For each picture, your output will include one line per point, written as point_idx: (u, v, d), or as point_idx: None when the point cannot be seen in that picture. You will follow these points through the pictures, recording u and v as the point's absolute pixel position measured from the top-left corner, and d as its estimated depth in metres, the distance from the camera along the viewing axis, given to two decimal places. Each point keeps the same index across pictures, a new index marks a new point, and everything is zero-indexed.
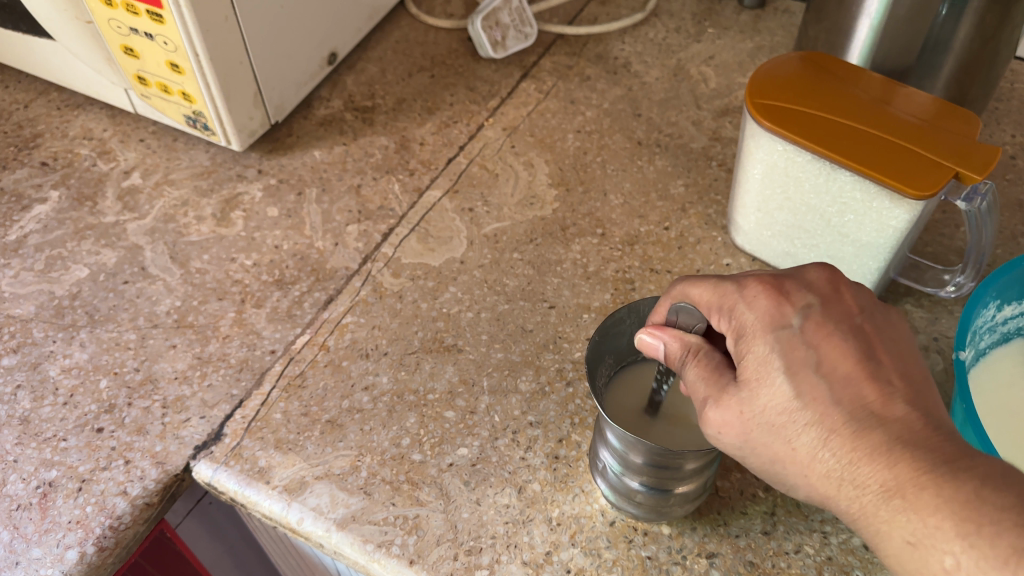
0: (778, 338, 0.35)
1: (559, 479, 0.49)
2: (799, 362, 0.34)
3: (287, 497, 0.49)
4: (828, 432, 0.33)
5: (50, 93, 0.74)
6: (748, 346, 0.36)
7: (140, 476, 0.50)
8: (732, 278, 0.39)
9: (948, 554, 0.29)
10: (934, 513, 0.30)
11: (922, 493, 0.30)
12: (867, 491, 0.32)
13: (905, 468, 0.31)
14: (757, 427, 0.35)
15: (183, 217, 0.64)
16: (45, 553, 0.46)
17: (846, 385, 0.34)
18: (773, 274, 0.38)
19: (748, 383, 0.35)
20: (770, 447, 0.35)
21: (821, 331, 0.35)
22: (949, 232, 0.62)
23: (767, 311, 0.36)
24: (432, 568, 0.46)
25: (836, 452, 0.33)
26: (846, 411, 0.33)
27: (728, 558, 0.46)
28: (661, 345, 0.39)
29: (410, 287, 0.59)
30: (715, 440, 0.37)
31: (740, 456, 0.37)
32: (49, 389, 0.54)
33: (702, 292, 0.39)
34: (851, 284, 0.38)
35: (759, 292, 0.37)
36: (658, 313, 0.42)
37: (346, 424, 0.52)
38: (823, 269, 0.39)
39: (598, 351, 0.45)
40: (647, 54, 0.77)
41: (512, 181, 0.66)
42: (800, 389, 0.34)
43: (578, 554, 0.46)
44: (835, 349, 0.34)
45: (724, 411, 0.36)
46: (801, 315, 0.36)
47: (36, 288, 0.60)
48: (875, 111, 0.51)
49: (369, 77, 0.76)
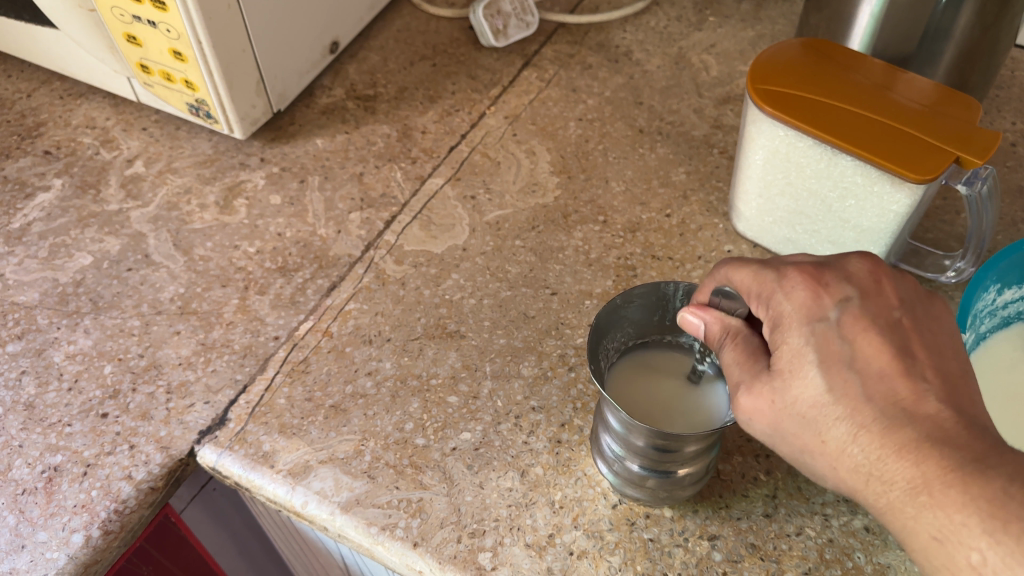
0: (814, 331, 0.36)
1: (562, 463, 0.50)
2: (834, 356, 0.35)
3: (291, 481, 0.49)
4: (859, 427, 0.33)
5: (52, 83, 0.74)
6: (783, 336, 0.37)
7: (145, 461, 0.50)
8: (773, 266, 0.39)
9: (975, 550, 0.30)
10: (960, 510, 0.30)
11: (949, 490, 0.31)
12: (894, 487, 0.32)
13: (932, 465, 0.31)
14: (788, 417, 0.36)
15: (186, 205, 0.64)
16: (50, 537, 0.47)
17: (880, 381, 0.34)
18: (814, 265, 0.38)
19: (780, 373, 0.36)
20: (801, 438, 0.36)
21: (857, 324, 0.35)
22: (950, 218, 0.62)
23: (805, 302, 0.37)
24: (435, 550, 0.46)
25: (865, 447, 0.33)
26: (878, 407, 0.34)
27: (730, 540, 0.47)
28: (701, 323, 0.40)
29: (412, 274, 0.60)
30: (746, 426, 0.38)
31: (770, 443, 0.38)
32: (53, 374, 0.54)
33: (743, 277, 0.40)
34: (893, 276, 0.38)
35: (798, 282, 0.37)
36: (704, 294, 0.43)
37: (349, 410, 0.52)
38: (864, 259, 0.39)
39: (615, 316, 0.45)
40: (648, 42, 0.77)
41: (514, 169, 0.67)
42: (832, 383, 0.34)
43: (580, 536, 0.47)
44: (871, 345, 0.35)
45: (756, 398, 0.36)
46: (838, 308, 0.36)
47: (40, 276, 0.60)
48: (877, 97, 0.52)
49: (370, 66, 0.76)
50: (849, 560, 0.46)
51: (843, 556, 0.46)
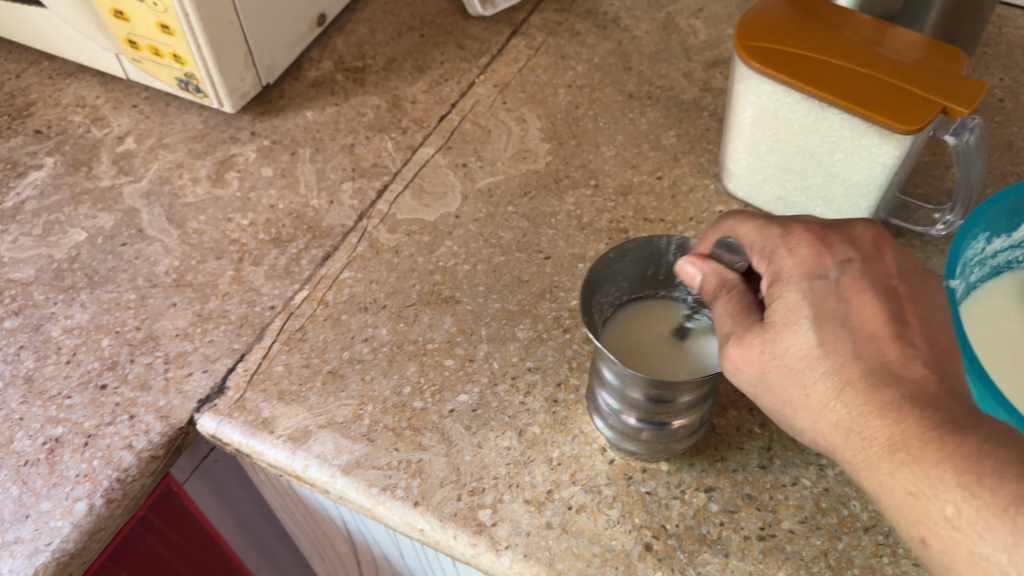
0: (813, 288, 0.36)
1: (558, 422, 0.50)
2: (829, 312, 0.35)
3: (291, 446, 0.50)
4: (844, 383, 0.34)
5: (41, 63, 0.74)
6: (780, 291, 0.37)
7: (145, 430, 0.50)
8: (778, 223, 0.40)
9: (950, 503, 0.31)
10: (937, 466, 0.31)
11: (926, 448, 0.32)
12: (874, 444, 0.33)
13: (911, 424, 0.32)
14: (775, 368, 0.36)
15: (178, 179, 0.64)
16: (54, 506, 0.48)
17: (870, 341, 0.35)
18: (820, 225, 0.39)
19: (772, 326, 0.36)
20: (784, 390, 0.36)
21: (856, 286, 0.36)
22: (939, 174, 0.62)
23: (808, 260, 0.37)
24: (436, 509, 0.47)
25: (848, 404, 0.34)
26: (865, 366, 0.34)
27: (726, 492, 0.48)
28: (699, 273, 0.40)
29: (406, 242, 0.60)
30: (731, 373, 0.38)
31: (754, 393, 0.38)
32: (52, 348, 0.54)
33: (749, 230, 0.40)
34: (894, 247, 0.39)
35: (803, 240, 0.38)
36: (704, 244, 0.44)
37: (347, 375, 0.53)
38: (869, 226, 0.40)
39: (607, 271, 0.46)
40: (636, 8, 0.77)
41: (505, 137, 0.67)
42: (824, 338, 0.35)
43: (578, 491, 0.48)
44: (866, 306, 0.35)
45: (746, 348, 0.36)
46: (838, 268, 0.37)
47: (35, 253, 0.60)
48: (864, 50, 0.52)
49: (358, 38, 0.75)
50: (844, 508, 0.47)
51: (838, 504, 0.47)
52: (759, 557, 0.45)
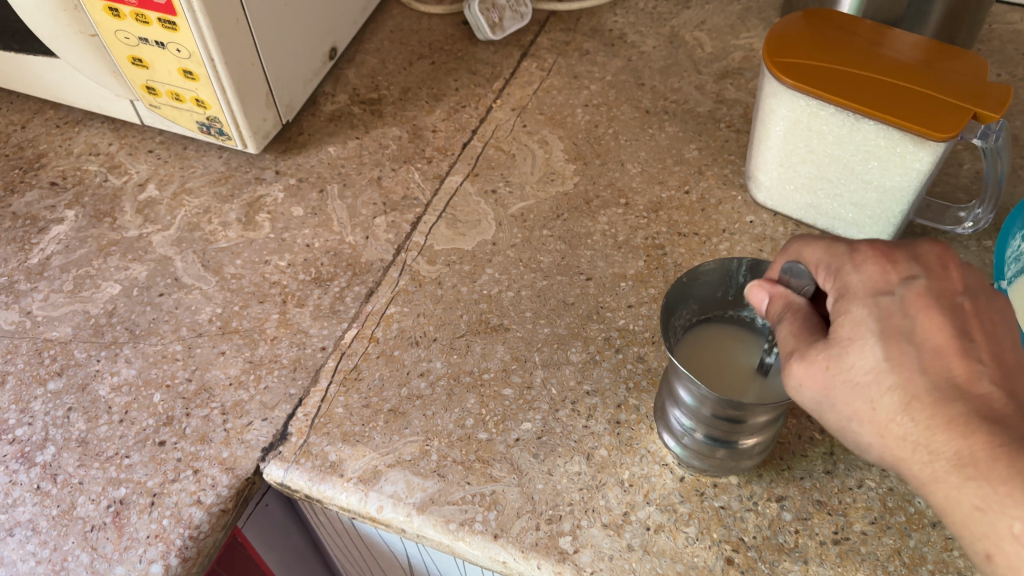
0: (878, 304, 0.36)
1: (625, 443, 0.51)
2: (894, 327, 0.35)
3: (362, 488, 0.49)
4: (910, 397, 0.33)
5: (46, 112, 0.73)
6: (846, 307, 0.37)
7: (212, 484, 0.50)
8: (843, 241, 0.40)
9: (1017, 519, 0.30)
10: (1004, 482, 0.30)
11: (995, 465, 0.31)
12: (941, 457, 0.32)
13: (980, 439, 0.31)
14: (841, 382, 0.35)
15: (208, 225, 0.64)
16: (129, 570, 0.47)
17: (935, 356, 0.34)
18: (886, 243, 0.38)
19: (838, 341, 0.36)
20: (850, 405, 0.35)
21: (921, 302, 0.35)
22: (954, 171, 0.65)
23: (874, 276, 0.37)
24: (517, 540, 0.47)
25: (915, 417, 0.33)
26: (930, 379, 0.33)
27: (798, 500, 0.49)
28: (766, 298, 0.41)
29: (448, 272, 0.60)
30: (795, 391, 0.37)
31: (818, 411, 0.37)
32: (102, 408, 0.53)
33: (814, 252, 0.40)
34: (960, 264, 0.37)
35: (868, 257, 0.38)
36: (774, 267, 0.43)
37: (408, 412, 0.53)
38: (935, 245, 0.38)
39: (682, 294, 0.47)
40: (640, 24, 0.78)
41: (530, 160, 0.67)
42: (890, 353, 0.34)
43: (655, 512, 0.48)
44: (931, 322, 0.35)
45: (810, 364, 0.36)
46: (903, 285, 0.36)
47: (69, 309, 0.59)
48: (890, 61, 0.53)
49: (369, 69, 0.75)
50: (911, 506, 0.48)
51: (905, 502, 0.48)
52: (838, 561, 0.46)
